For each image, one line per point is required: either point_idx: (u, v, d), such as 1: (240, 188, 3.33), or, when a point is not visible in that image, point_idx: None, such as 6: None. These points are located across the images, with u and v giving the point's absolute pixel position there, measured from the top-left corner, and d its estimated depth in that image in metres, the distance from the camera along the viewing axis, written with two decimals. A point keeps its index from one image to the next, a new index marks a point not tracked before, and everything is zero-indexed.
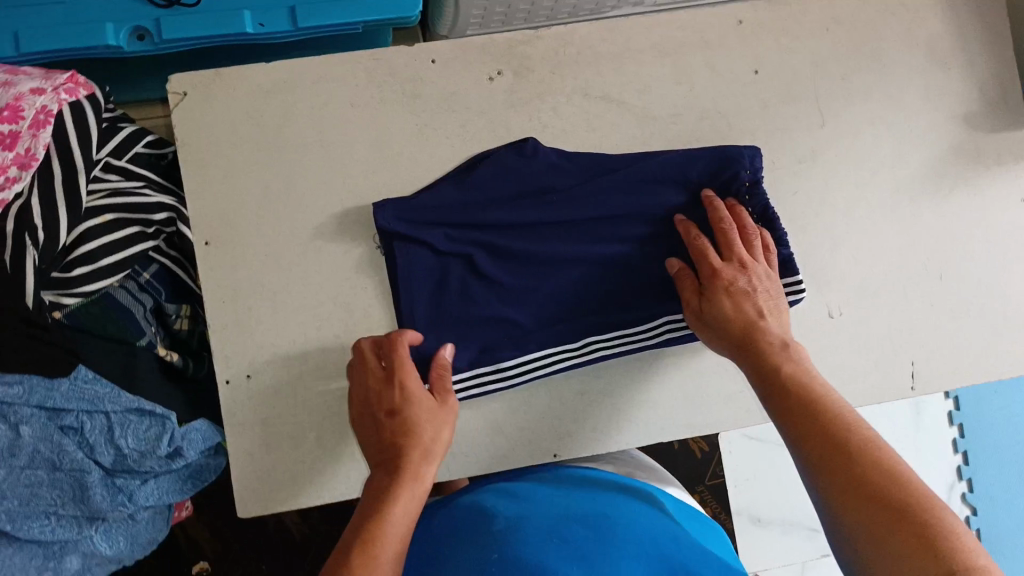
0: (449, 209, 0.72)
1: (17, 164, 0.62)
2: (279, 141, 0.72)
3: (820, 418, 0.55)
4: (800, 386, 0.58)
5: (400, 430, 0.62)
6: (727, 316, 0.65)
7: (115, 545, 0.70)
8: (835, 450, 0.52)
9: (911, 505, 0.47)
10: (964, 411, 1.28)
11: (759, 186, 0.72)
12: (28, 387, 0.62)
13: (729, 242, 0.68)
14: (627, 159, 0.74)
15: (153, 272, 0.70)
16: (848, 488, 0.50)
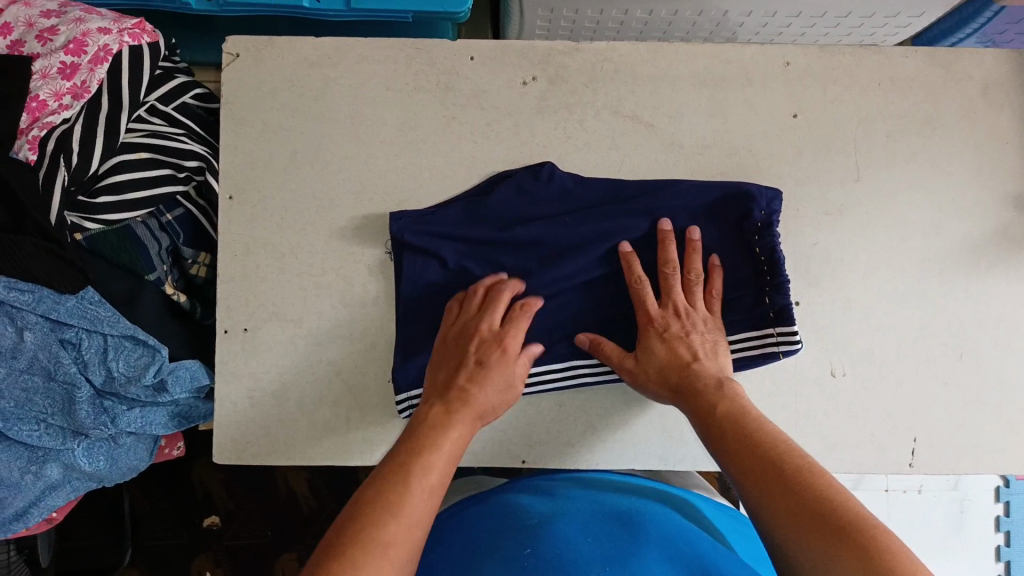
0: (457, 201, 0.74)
1: (72, 93, 0.67)
2: (313, 112, 0.75)
3: (761, 447, 0.58)
4: (739, 421, 0.61)
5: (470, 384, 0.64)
6: (668, 366, 0.68)
7: (95, 464, 0.72)
8: (784, 493, 0.54)
9: (847, 525, 0.50)
10: (1014, 520, 1.14)
11: (773, 226, 0.71)
12: (38, 296, 0.67)
13: (667, 287, 0.70)
14: (638, 190, 0.74)
15: (176, 215, 0.74)
16: (802, 528, 0.52)
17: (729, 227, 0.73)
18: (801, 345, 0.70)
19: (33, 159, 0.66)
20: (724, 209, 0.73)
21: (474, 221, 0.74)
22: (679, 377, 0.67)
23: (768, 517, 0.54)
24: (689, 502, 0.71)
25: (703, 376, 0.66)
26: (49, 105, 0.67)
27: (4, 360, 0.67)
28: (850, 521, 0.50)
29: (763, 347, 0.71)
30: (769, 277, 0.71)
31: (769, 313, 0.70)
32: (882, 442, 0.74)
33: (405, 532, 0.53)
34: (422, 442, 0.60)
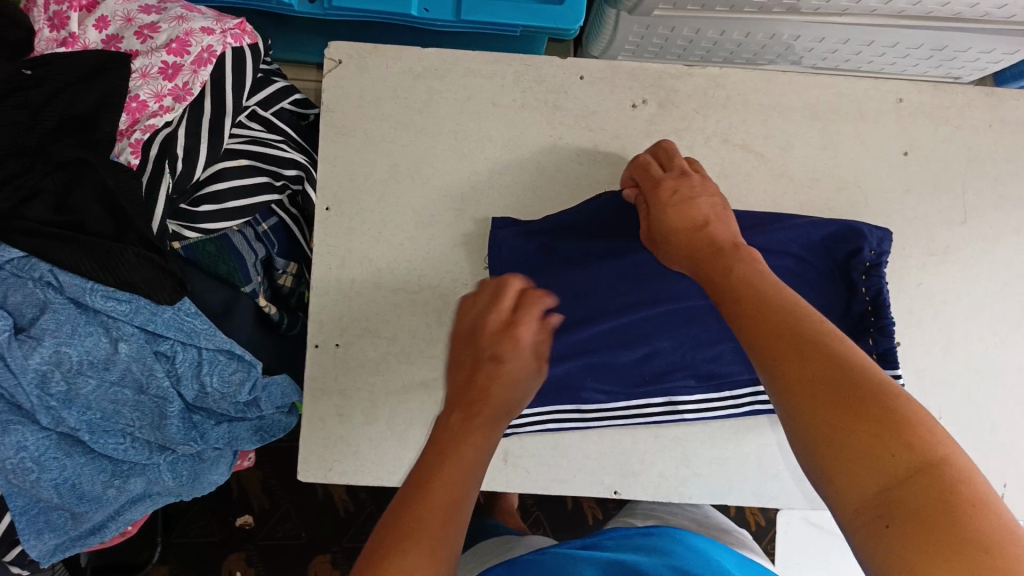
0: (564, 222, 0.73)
1: (173, 95, 0.64)
2: (417, 124, 0.73)
3: (793, 317, 0.45)
4: (774, 297, 0.47)
5: (495, 356, 0.54)
6: (682, 229, 0.57)
7: (178, 480, 0.70)
8: (797, 356, 0.42)
9: (853, 390, 0.39)
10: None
11: (881, 267, 0.68)
12: (135, 306, 0.63)
13: (670, 156, 0.65)
14: (749, 223, 0.72)
15: (272, 225, 0.71)
16: (801, 391, 0.41)
17: (834, 265, 0.72)
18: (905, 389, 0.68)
19: (136, 164, 0.63)
20: (837, 246, 0.71)
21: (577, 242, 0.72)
22: (691, 239, 0.56)
23: (772, 388, 0.43)
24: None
25: (720, 234, 0.55)
26: (150, 106, 0.64)
27: (95, 371, 0.63)
28: (852, 382, 0.40)
29: None
30: (872, 318, 0.68)
31: (873, 354, 0.68)
32: None
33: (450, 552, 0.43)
34: (456, 439, 0.49)
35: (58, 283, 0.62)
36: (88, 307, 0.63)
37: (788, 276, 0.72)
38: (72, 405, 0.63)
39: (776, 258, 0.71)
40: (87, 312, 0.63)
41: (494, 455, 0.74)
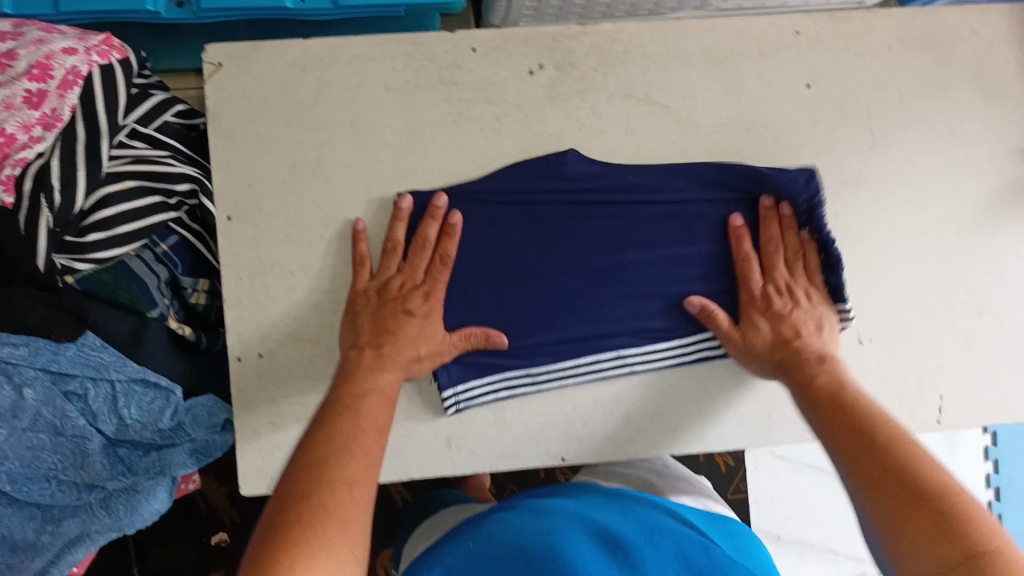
0: (486, 197, 0.71)
1: (42, 123, 0.61)
2: (310, 119, 0.70)
3: (892, 452, 0.55)
4: (885, 434, 0.57)
5: (400, 332, 0.66)
6: (763, 354, 0.69)
7: (115, 516, 0.68)
8: (897, 488, 0.53)
9: (945, 512, 0.50)
10: (1001, 447, 1.18)
11: (816, 208, 0.70)
12: (34, 349, 0.61)
13: (770, 265, 0.71)
14: (674, 174, 0.72)
15: (171, 244, 0.69)
16: (902, 517, 0.52)
17: (755, 207, 0.73)
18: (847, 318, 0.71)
19: (10, 203, 0.59)
20: (759, 187, 0.72)
21: (503, 216, 0.71)
22: (783, 354, 0.68)
23: (876, 518, 0.53)
24: (656, 501, 0.70)
25: (804, 344, 0.68)
26: (19, 138, 0.60)
27: (4, 420, 0.61)
28: (944, 499, 0.51)
29: None
30: (822, 255, 0.71)
31: (823, 290, 0.71)
32: (911, 404, 0.74)
33: (365, 493, 0.53)
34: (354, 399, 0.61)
35: None
36: None
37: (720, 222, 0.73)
38: None
39: (699, 207, 0.73)
40: None
41: (436, 440, 0.73)
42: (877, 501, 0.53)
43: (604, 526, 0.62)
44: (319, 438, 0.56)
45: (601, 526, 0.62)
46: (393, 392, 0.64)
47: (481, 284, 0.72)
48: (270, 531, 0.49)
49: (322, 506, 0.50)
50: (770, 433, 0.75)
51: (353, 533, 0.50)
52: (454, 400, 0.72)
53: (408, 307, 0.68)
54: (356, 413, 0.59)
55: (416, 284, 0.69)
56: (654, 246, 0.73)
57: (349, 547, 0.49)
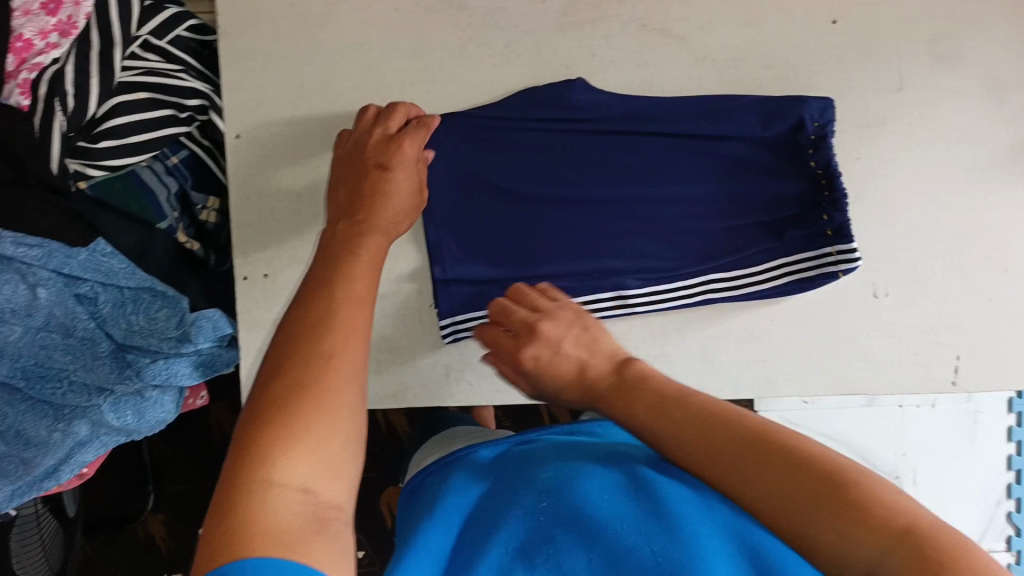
0: (489, 129, 0.70)
1: (58, 30, 0.61)
2: (319, 40, 0.70)
3: (755, 435, 0.43)
4: (730, 422, 0.44)
5: (378, 189, 0.61)
6: (565, 381, 0.56)
7: (122, 419, 0.70)
8: (763, 469, 0.41)
9: (828, 480, 0.39)
10: None
11: (827, 136, 0.67)
12: (47, 251, 0.63)
13: (524, 323, 0.60)
14: (700, 111, 0.70)
15: (182, 158, 0.70)
16: (794, 501, 0.40)
17: (783, 146, 0.70)
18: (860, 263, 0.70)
19: (27, 105, 0.60)
20: (776, 120, 0.69)
21: (506, 147, 0.71)
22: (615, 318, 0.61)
23: (749, 494, 0.42)
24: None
25: (594, 369, 0.54)
26: (36, 44, 0.61)
27: (18, 318, 0.64)
28: (830, 471, 0.40)
29: (821, 268, 0.70)
30: (826, 194, 0.68)
31: (827, 232, 0.69)
32: (924, 361, 0.73)
33: (350, 363, 0.47)
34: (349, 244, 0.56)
35: None
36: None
37: (733, 165, 0.71)
38: (4, 354, 0.65)
39: (721, 147, 0.71)
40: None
41: (436, 370, 0.74)
42: (719, 462, 0.43)
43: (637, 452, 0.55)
44: (296, 317, 0.49)
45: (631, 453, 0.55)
46: (378, 258, 0.56)
47: (490, 217, 0.72)
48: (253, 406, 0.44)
49: (299, 383, 0.45)
50: (775, 383, 0.74)
51: (338, 409, 0.45)
52: (453, 331, 0.72)
53: (381, 160, 0.63)
54: (338, 283, 0.52)
55: (389, 138, 0.64)
56: (663, 185, 0.72)
57: (332, 414, 0.44)
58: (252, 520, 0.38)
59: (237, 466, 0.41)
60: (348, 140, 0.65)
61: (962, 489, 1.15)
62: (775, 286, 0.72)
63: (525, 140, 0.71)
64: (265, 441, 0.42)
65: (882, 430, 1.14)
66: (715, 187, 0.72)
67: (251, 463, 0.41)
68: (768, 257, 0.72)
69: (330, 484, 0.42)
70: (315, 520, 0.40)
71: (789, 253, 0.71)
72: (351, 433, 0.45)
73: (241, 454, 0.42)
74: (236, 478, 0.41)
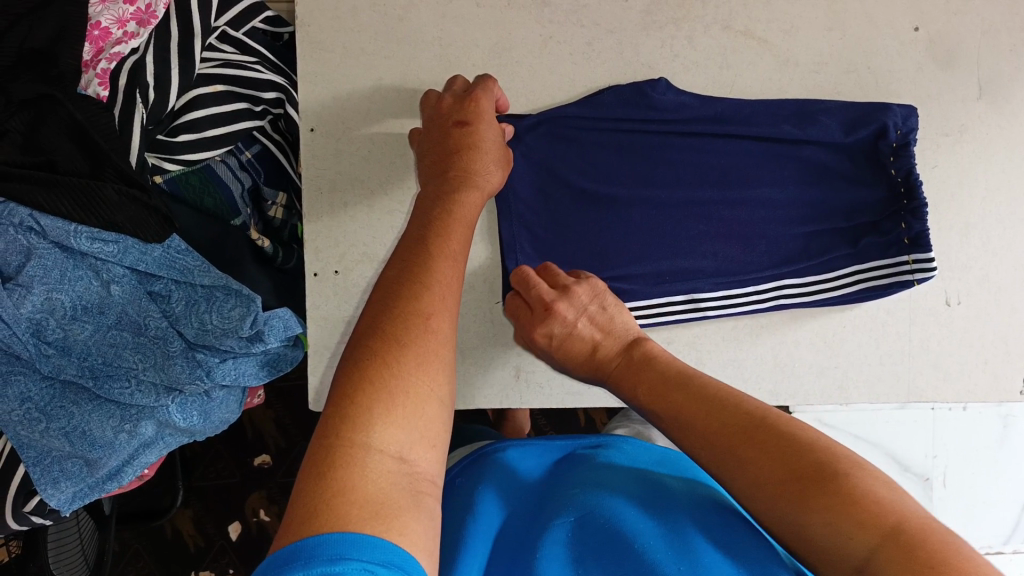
0: (569, 126, 0.70)
1: (136, 19, 0.61)
2: (398, 34, 0.69)
3: (748, 424, 0.47)
4: (723, 409, 0.49)
5: (464, 145, 0.59)
6: (577, 361, 0.61)
7: (188, 420, 0.68)
8: (757, 455, 0.45)
9: (819, 469, 0.43)
10: None
11: (910, 145, 0.68)
12: (123, 247, 0.62)
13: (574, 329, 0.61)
14: (786, 113, 0.70)
15: (254, 153, 0.68)
16: (776, 489, 0.44)
17: (861, 152, 0.71)
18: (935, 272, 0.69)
19: (105, 95, 0.60)
20: (858, 126, 0.69)
21: (587, 146, 0.70)
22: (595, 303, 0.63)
23: (735, 478, 0.46)
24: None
25: (605, 351, 0.60)
26: (113, 33, 0.61)
27: (91, 316, 0.63)
28: (814, 466, 0.43)
29: (896, 276, 0.70)
30: (905, 200, 0.69)
31: (903, 239, 0.70)
32: (994, 370, 0.73)
33: (447, 322, 0.48)
34: (442, 204, 0.56)
35: (40, 228, 0.60)
36: (75, 250, 0.61)
37: (812, 169, 0.72)
38: (73, 352, 0.63)
39: (806, 150, 0.71)
40: (74, 256, 0.61)
41: (505, 372, 0.73)
42: (714, 456, 0.48)
43: (660, 476, 0.55)
44: (393, 276, 0.49)
45: (656, 479, 0.54)
46: (469, 220, 0.56)
47: (567, 218, 0.71)
48: (351, 361, 0.44)
49: (398, 340, 0.45)
50: (847, 390, 0.73)
51: (435, 371, 0.45)
52: None
53: (464, 115, 0.61)
54: (431, 243, 0.52)
55: (469, 95, 0.62)
56: (742, 188, 0.71)
57: (434, 382, 0.44)
58: (351, 485, 0.38)
59: (337, 422, 0.40)
60: (433, 100, 0.64)
61: (995, 493, 1.16)
62: (850, 291, 0.71)
63: (606, 139, 0.70)
64: (367, 400, 0.41)
65: (915, 433, 1.14)
66: (795, 192, 0.72)
67: (352, 422, 0.40)
68: (845, 262, 0.72)
69: (425, 455, 0.42)
70: (412, 492, 0.40)
71: (864, 258, 0.71)
72: (445, 397, 0.45)
73: (340, 413, 0.41)
74: (336, 435, 0.40)
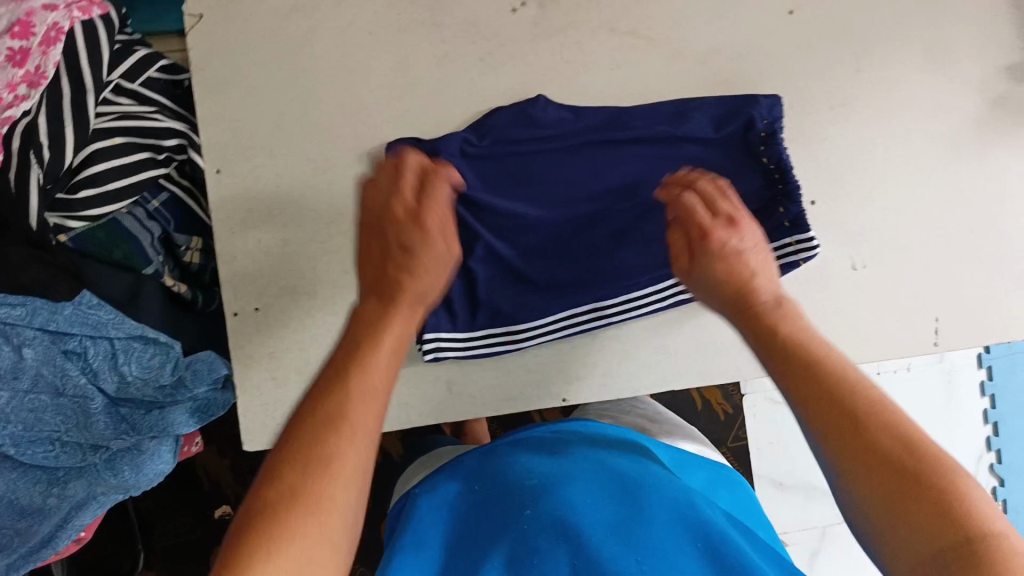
0: (462, 155, 0.69)
1: (27, 81, 0.58)
2: (293, 68, 0.69)
3: (871, 407, 0.46)
4: (861, 391, 0.48)
5: (403, 269, 0.59)
6: (721, 279, 0.61)
7: (120, 477, 0.68)
8: (866, 442, 0.45)
9: (914, 459, 0.44)
10: (996, 382, 1.28)
11: (776, 134, 0.70)
12: (31, 309, 0.61)
13: (703, 231, 0.63)
14: (663, 116, 0.72)
15: (162, 200, 0.68)
16: (869, 475, 0.44)
17: (736, 146, 0.72)
18: (818, 248, 0.71)
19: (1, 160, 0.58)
20: (733, 118, 0.71)
21: (482, 171, 0.70)
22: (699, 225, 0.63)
23: (827, 462, 0.47)
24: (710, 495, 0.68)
25: (761, 287, 0.60)
26: (3, 98, 0.57)
27: (5, 382, 0.61)
28: (909, 458, 0.44)
29: (782, 258, 0.71)
30: (779, 187, 0.70)
31: (784, 223, 0.71)
32: (908, 327, 0.76)
33: (345, 494, 0.43)
34: (374, 323, 0.55)
35: None
36: None
37: (693, 165, 0.72)
38: None
39: (691, 150, 0.72)
40: None
41: (437, 388, 0.74)
42: (819, 419, 0.47)
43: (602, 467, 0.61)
44: (319, 373, 0.51)
45: (604, 468, 0.61)
46: (400, 347, 0.54)
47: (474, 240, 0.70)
48: (261, 474, 0.44)
49: (310, 454, 0.44)
50: None
51: (344, 475, 0.44)
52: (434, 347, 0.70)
53: (406, 240, 0.60)
54: (358, 351, 0.52)
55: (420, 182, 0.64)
56: (636, 191, 0.72)
57: (338, 500, 0.43)
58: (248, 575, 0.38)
59: (240, 539, 0.40)
60: (379, 196, 0.63)
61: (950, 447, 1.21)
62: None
63: (500, 161, 0.70)
64: (272, 508, 0.41)
65: None
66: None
67: (252, 541, 0.40)
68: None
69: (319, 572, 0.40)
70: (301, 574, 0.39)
71: None
72: (350, 503, 0.44)
73: (242, 528, 0.41)
74: (234, 553, 0.39)
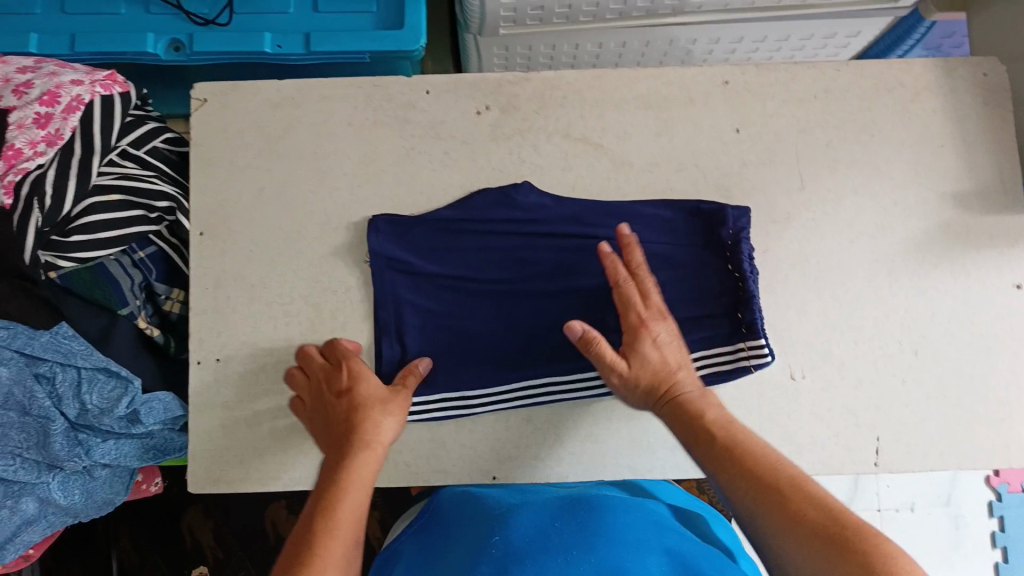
0: (444, 230, 0.78)
1: (46, 141, 0.70)
2: (278, 150, 0.79)
3: (814, 506, 0.53)
4: (799, 496, 0.54)
5: (341, 408, 0.68)
6: (649, 373, 0.67)
7: (69, 497, 0.76)
8: (802, 534, 0.52)
9: (838, 533, 0.50)
10: (1008, 534, 1.22)
11: (742, 242, 0.74)
12: (13, 332, 0.70)
13: (645, 293, 0.70)
14: (631, 216, 0.77)
15: (149, 253, 0.77)
16: (822, 558, 0.50)
17: (703, 247, 0.77)
18: (771, 359, 0.73)
19: (9, 203, 0.68)
20: (702, 225, 0.76)
21: (460, 248, 0.78)
22: (653, 332, 0.69)
23: (809, 573, 0.50)
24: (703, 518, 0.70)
25: (684, 378, 0.67)
26: (25, 153, 0.69)
27: None
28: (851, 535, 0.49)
29: (734, 362, 0.74)
30: (739, 293, 0.74)
31: (742, 327, 0.74)
32: (845, 444, 0.75)
33: (342, 549, 0.55)
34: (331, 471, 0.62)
35: None
36: None
37: None
38: None
39: (637, 247, 0.76)
40: None
41: None
42: (767, 525, 0.54)
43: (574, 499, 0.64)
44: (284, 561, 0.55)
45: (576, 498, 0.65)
46: (360, 500, 0.60)
47: (446, 310, 0.78)
48: None
49: None
50: None
51: None
52: None
53: (339, 386, 0.70)
54: (321, 497, 0.59)
55: (315, 357, 0.74)
56: (596, 279, 0.77)
57: None
58: None
59: None
60: (303, 381, 0.73)
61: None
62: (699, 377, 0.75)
63: (477, 240, 0.78)
64: None
65: None
66: None
67: None
68: (693, 347, 0.75)
69: None
70: None
71: (711, 344, 0.75)
72: None
73: None
74: None
